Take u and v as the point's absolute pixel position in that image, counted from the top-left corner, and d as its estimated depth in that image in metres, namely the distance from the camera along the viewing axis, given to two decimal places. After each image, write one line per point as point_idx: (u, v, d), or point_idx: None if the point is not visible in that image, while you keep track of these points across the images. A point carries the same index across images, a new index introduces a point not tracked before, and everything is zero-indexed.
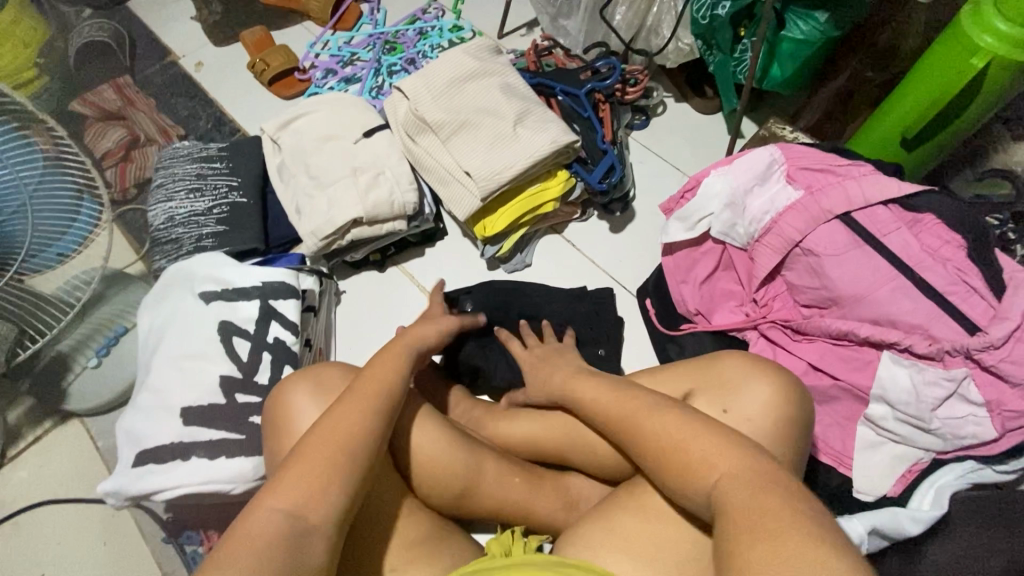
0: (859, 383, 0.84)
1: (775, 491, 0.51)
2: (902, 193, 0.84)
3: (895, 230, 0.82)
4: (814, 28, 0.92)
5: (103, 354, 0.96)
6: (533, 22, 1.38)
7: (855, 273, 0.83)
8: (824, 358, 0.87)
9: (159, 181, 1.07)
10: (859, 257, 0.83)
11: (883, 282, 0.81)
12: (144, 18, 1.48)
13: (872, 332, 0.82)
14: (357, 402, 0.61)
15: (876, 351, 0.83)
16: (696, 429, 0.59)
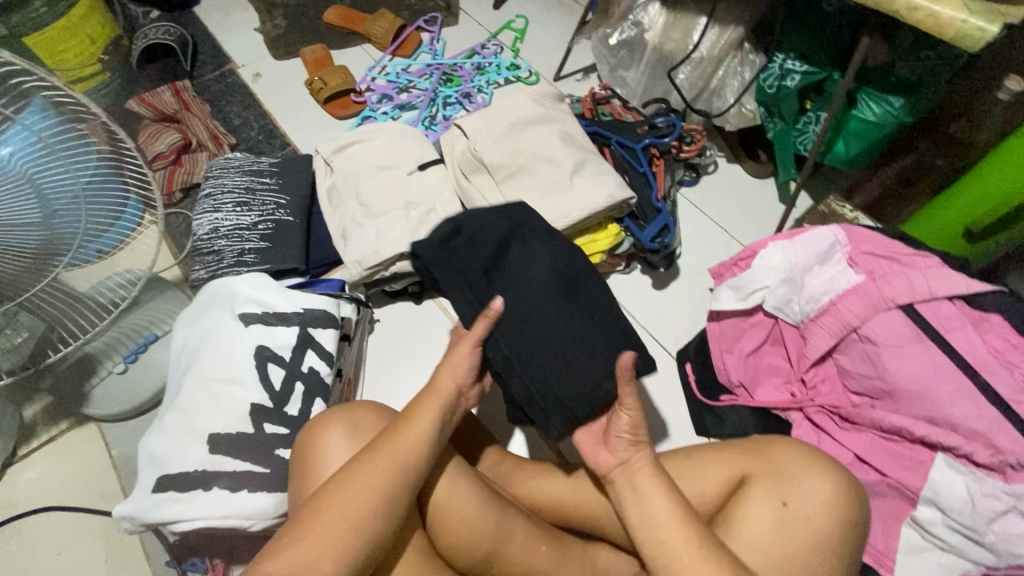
0: (908, 483, 0.80)
1: None
2: (971, 290, 0.80)
3: (960, 327, 0.79)
4: (887, 112, 0.91)
5: (130, 361, 0.95)
6: (589, 68, 1.39)
7: (913, 367, 0.79)
8: (871, 451, 0.84)
9: (208, 191, 1.06)
10: (920, 352, 0.79)
11: (944, 382, 0.78)
12: (209, 24, 1.51)
13: (927, 432, 0.78)
14: (371, 470, 0.63)
15: (929, 452, 0.80)
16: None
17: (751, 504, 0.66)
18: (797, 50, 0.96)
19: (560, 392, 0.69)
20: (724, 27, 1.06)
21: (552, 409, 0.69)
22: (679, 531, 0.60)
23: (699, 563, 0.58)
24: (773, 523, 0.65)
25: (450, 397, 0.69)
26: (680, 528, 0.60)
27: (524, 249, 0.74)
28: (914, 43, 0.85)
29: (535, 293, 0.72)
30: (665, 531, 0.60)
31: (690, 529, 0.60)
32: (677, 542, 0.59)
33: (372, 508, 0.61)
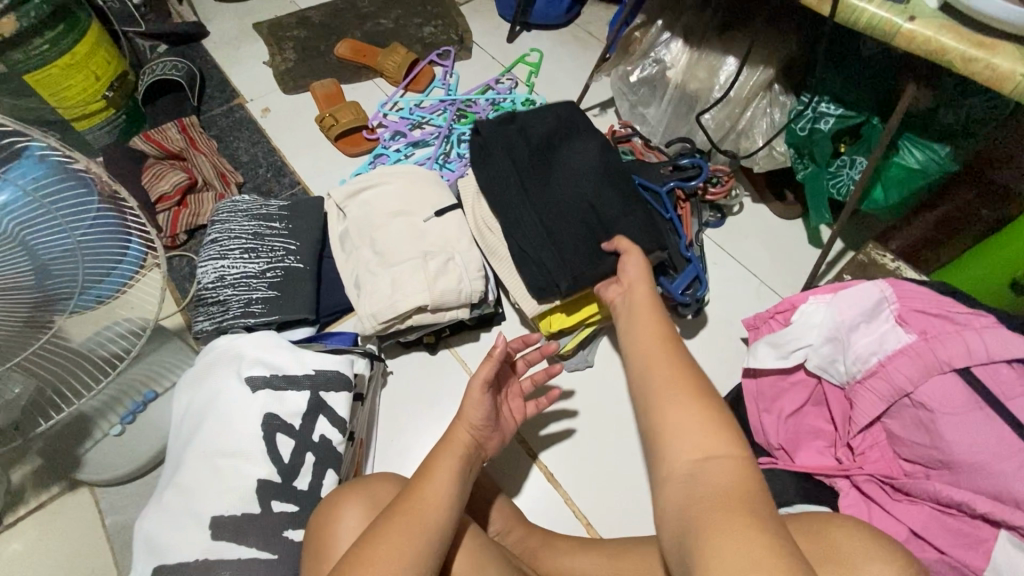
0: (970, 563, 0.72)
1: (722, 491, 0.48)
2: None
3: (1023, 394, 0.74)
4: (931, 159, 0.86)
5: (128, 421, 0.89)
6: (608, 103, 1.34)
7: (976, 439, 0.73)
8: (928, 526, 0.76)
9: (214, 236, 1.01)
10: (981, 420, 0.73)
11: (1010, 455, 0.71)
12: (217, 58, 1.48)
13: (992, 509, 0.71)
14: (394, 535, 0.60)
15: (992, 529, 0.72)
16: (672, 422, 0.54)
17: None
18: (832, 93, 0.92)
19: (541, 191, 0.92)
20: (753, 68, 1.02)
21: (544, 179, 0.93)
22: (660, 350, 0.61)
23: (674, 383, 0.57)
24: None
25: (468, 450, 0.71)
26: (665, 358, 0.59)
27: (559, 151, 0.96)
28: (958, 90, 0.81)
29: (553, 187, 0.93)
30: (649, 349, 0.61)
31: (676, 357, 0.60)
32: (661, 361, 0.59)
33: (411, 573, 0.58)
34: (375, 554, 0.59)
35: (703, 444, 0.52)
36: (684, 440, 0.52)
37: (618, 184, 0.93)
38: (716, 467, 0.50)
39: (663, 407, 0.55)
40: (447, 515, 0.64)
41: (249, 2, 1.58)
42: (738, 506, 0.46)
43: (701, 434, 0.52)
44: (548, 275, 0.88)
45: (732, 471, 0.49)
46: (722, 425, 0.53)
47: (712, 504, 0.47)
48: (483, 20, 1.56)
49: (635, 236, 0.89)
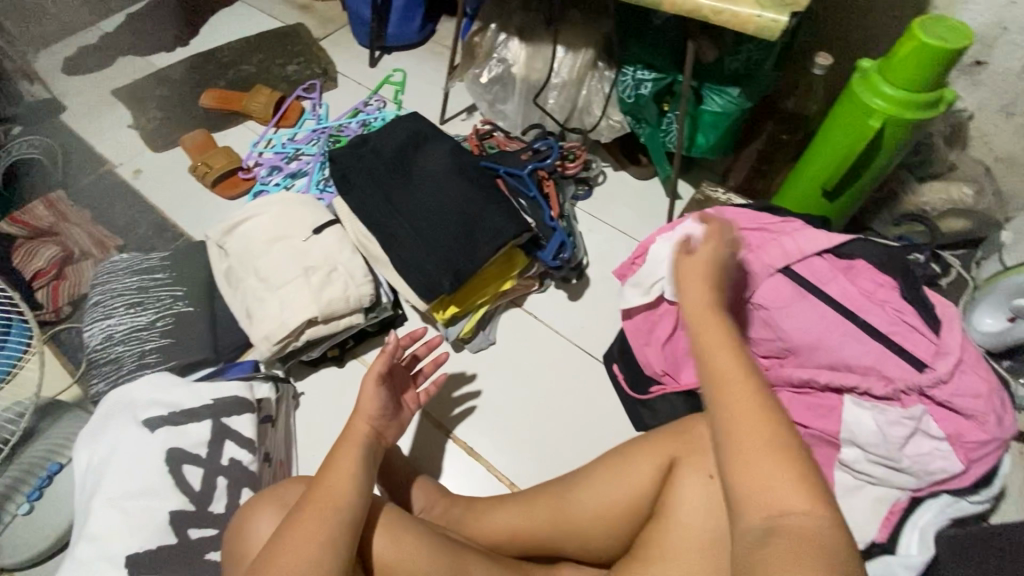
0: (828, 429, 0.83)
1: (805, 563, 0.43)
2: (833, 244, 0.89)
3: (832, 278, 0.87)
4: (728, 102, 1.01)
5: (35, 498, 0.87)
6: (471, 106, 1.45)
7: (809, 319, 0.85)
8: (791, 407, 0.87)
9: (96, 298, 1.01)
10: (806, 307, 0.86)
11: (833, 330, 0.84)
12: (77, 129, 1.45)
13: (831, 378, 0.84)
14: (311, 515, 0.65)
15: (837, 396, 0.84)
16: (755, 467, 0.48)
17: (682, 483, 0.67)
18: (644, 61, 1.05)
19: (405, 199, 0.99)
20: (576, 52, 1.15)
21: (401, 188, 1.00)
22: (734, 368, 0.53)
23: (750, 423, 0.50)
24: (704, 495, 0.66)
25: (370, 441, 0.76)
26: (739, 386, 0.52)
27: (413, 157, 1.02)
28: (734, 40, 0.96)
29: (414, 192, 0.99)
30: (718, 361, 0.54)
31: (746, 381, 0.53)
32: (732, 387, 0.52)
33: (321, 560, 0.61)
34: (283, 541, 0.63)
35: (790, 500, 0.47)
36: (762, 488, 0.48)
37: (472, 177, 1.01)
38: (796, 526, 0.45)
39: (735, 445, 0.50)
40: (353, 498, 0.68)
41: (102, 70, 1.57)
42: (821, 565, 0.43)
43: (780, 488, 0.47)
44: (430, 279, 0.94)
45: (814, 532, 0.45)
46: (811, 475, 0.48)
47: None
48: (343, 51, 1.63)
49: (495, 225, 0.96)
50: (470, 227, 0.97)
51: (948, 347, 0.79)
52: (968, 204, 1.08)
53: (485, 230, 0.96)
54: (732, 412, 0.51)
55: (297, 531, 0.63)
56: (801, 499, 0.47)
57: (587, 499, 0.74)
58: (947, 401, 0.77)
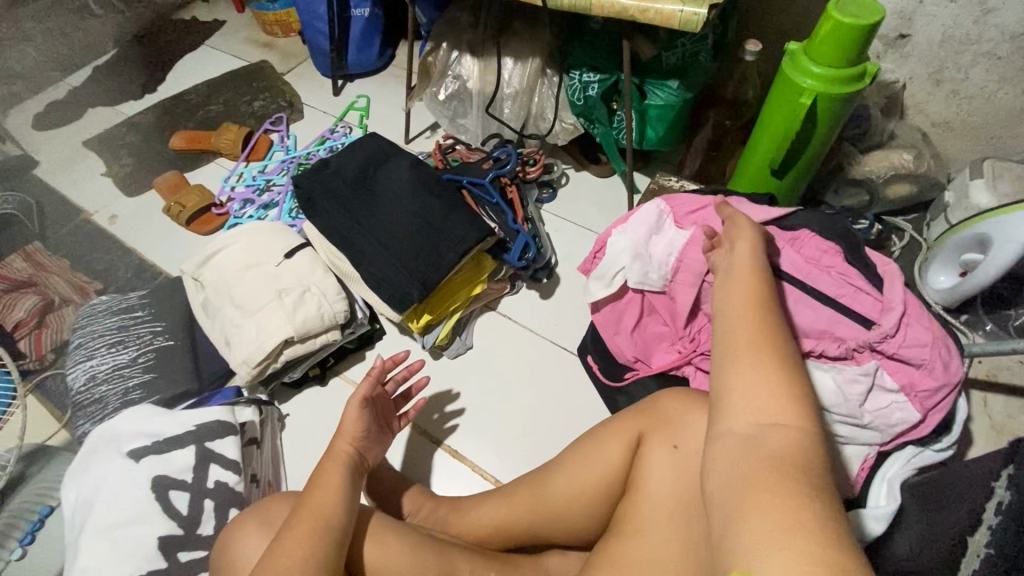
0: None
1: (779, 465, 0.45)
2: (774, 217, 0.91)
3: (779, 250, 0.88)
4: (670, 94, 1.05)
5: (28, 542, 0.89)
6: (434, 124, 1.49)
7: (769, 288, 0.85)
8: None
9: (77, 342, 1.04)
10: None
11: (785, 297, 0.85)
12: (51, 182, 1.49)
13: None
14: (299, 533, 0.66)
15: None
16: (740, 380, 0.51)
17: (651, 456, 0.69)
18: (588, 64, 1.10)
19: (369, 214, 1.02)
20: (524, 61, 1.20)
21: (366, 201, 1.03)
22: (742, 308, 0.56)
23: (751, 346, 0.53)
24: (672, 466, 0.68)
25: (352, 458, 0.77)
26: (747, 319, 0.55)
27: (376, 174, 1.06)
28: (669, 36, 1.01)
29: (379, 207, 1.03)
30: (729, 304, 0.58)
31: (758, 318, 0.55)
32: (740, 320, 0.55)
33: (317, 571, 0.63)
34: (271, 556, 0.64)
35: (774, 412, 0.48)
36: (745, 401, 0.50)
37: (434, 189, 1.05)
38: (779, 435, 0.47)
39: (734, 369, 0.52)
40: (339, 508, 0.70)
41: (73, 122, 1.60)
42: (799, 474, 0.44)
43: (770, 404, 0.49)
44: (400, 289, 0.97)
45: (796, 442, 0.46)
46: (799, 395, 0.49)
47: (769, 473, 0.44)
48: (307, 83, 1.68)
49: (458, 233, 1.00)
50: (434, 237, 1.00)
51: (893, 300, 0.82)
52: (909, 169, 1.13)
53: (448, 239, 1.00)
54: (735, 337, 0.54)
55: (285, 546, 0.65)
56: (784, 413, 0.48)
57: (566, 484, 0.77)
58: (899, 354, 0.80)
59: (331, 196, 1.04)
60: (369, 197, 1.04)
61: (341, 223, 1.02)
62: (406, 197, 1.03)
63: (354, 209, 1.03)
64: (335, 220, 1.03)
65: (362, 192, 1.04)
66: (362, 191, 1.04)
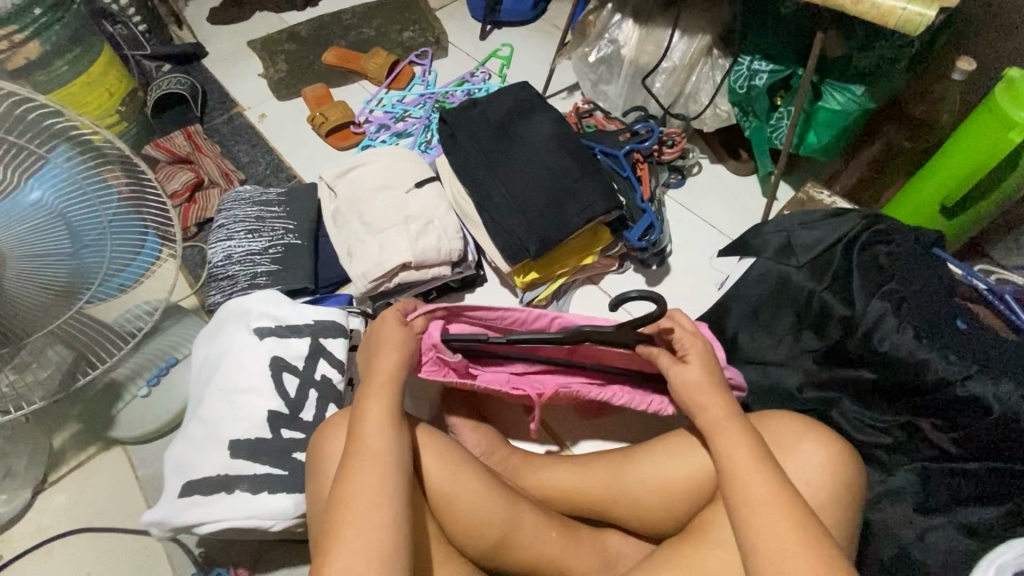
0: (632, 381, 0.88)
1: None
2: (925, 249, 0.88)
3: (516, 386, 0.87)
4: (851, 100, 0.97)
5: (153, 384, 1.00)
6: (573, 86, 1.46)
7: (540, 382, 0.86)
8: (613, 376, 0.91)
9: (221, 222, 1.13)
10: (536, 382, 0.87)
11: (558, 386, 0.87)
12: (216, 73, 1.62)
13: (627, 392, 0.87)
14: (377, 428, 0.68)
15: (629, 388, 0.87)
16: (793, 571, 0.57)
17: None
18: (762, 51, 1.03)
19: (502, 163, 1.03)
20: (692, 37, 1.14)
21: (502, 149, 1.04)
22: (750, 466, 0.63)
23: (781, 510, 0.60)
24: None
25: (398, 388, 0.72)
26: (761, 476, 0.62)
27: (519, 124, 1.06)
28: (867, 35, 0.91)
29: (515, 157, 1.03)
30: (735, 450, 0.65)
31: (767, 471, 0.63)
32: (756, 476, 0.62)
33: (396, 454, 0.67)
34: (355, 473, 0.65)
35: None
36: None
37: (572, 150, 1.03)
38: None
39: (757, 520, 0.60)
40: (391, 445, 0.68)
41: (242, 22, 1.72)
42: None
43: None
44: (518, 241, 0.98)
45: None
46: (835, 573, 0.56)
47: None
48: (457, 21, 1.69)
49: (588, 200, 0.99)
50: (562, 198, 0.99)
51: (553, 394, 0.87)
52: None
53: (575, 202, 0.99)
54: (770, 526, 0.59)
55: (367, 470, 0.65)
56: None
57: (648, 472, 0.77)
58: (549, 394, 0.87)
59: (468, 138, 1.05)
60: (510, 144, 1.04)
61: (475, 165, 1.04)
62: (543, 152, 1.03)
63: (490, 153, 1.04)
64: (470, 160, 1.04)
65: (499, 138, 1.05)
66: (502, 137, 1.05)
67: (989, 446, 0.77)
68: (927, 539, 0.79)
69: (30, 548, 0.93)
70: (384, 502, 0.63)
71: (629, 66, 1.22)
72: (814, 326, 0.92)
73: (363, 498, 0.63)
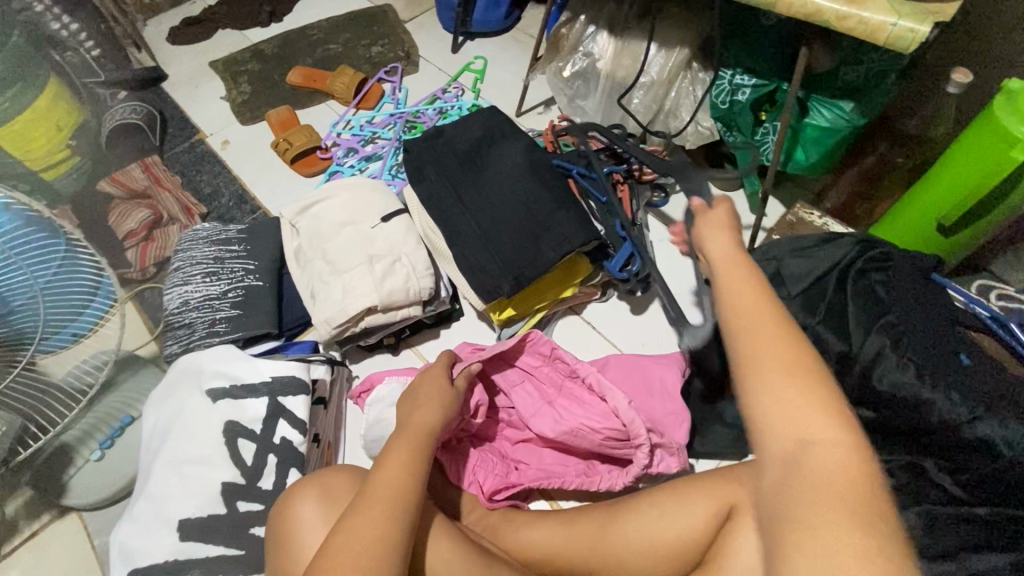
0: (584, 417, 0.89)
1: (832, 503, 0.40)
2: (923, 275, 0.82)
3: (515, 472, 0.91)
4: (839, 116, 0.91)
5: (107, 446, 0.94)
6: (550, 100, 1.40)
7: (534, 470, 0.91)
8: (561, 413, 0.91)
9: (177, 264, 1.06)
10: (530, 461, 0.93)
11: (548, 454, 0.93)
12: (177, 98, 1.55)
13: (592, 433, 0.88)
14: (386, 473, 0.66)
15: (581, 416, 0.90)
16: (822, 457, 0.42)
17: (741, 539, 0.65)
18: (744, 65, 0.97)
19: (471, 194, 0.97)
20: (669, 50, 1.08)
21: (471, 179, 0.98)
22: (759, 314, 0.48)
23: (847, 490, 0.41)
24: None
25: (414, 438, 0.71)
26: (837, 437, 0.43)
27: (491, 151, 1.00)
28: (855, 47, 0.85)
29: (486, 187, 0.97)
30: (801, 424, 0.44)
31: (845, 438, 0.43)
32: (826, 440, 0.43)
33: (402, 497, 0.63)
34: (355, 523, 0.60)
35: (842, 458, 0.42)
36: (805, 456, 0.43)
37: (547, 179, 0.97)
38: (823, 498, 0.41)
39: (806, 525, 0.40)
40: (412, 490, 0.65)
41: (203, 42, 1.65)
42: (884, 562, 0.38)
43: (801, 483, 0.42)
44: (492, 279, 0.92)
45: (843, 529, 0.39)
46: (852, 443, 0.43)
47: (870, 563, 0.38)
48: (428, 34, 1.62)
49: (565, 233, 0.92)
50: (537, 230, 0.93)
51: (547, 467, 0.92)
52: None
53: (552, 234, 0.92)
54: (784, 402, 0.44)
55: (364, 512, 0.61)
56: (828, 430, 0.44)
57: (636, 531, 0.73)
58: (547, 467, 0.92)
59: (435, 167, 0.99)
60: (480, 174, 0.98)
61: (444, 197, 0.97)
62: (515, 180, 0.96)
63: (459, 185, 0.97)
64: (439, 192, 0.98)
65: (467, 167, 0.98)
66: (470, 167, 0.99)
67: None
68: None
69: None
70: (390, 549, 0.59)
71: (605, 81, 1.16)
72: None
73: (365, 541, 0.59)
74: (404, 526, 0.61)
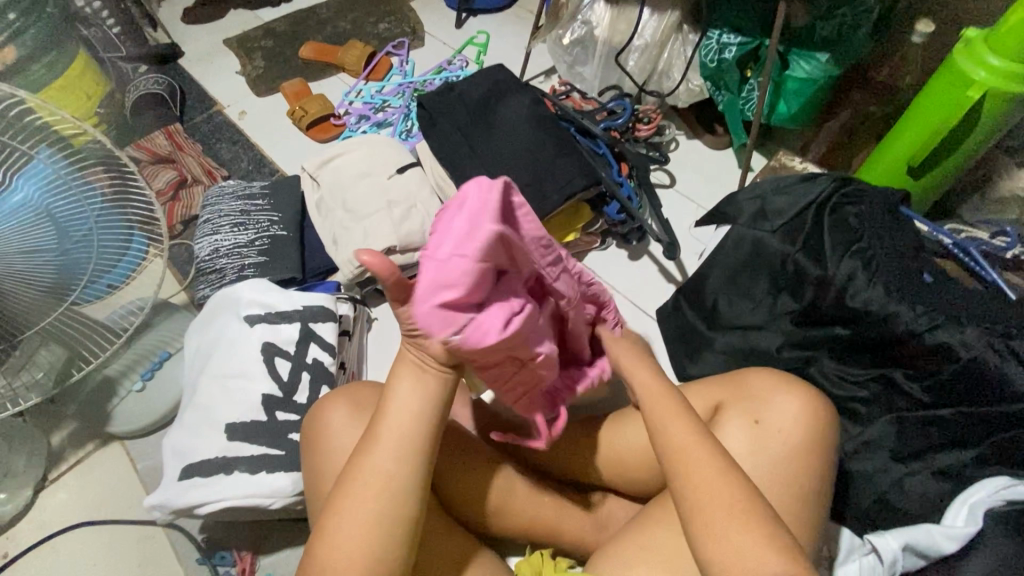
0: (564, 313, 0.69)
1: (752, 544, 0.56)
2: (891, 208, 0.91)
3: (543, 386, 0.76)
4: (816, 67, 1.00)
5: (147, 378, 1.02)
6: (550, 69, 1.48)
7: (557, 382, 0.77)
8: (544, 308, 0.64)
9: (206, 217, 1.14)
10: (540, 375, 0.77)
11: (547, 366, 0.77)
12: (194, 72, 1.62)
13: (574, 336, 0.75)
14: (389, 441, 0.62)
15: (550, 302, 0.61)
16: (719, 511, 0.58)
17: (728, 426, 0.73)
18: (732, 25, 1.06)
19: (481, 145, 1.05)
20: (661, 13, 1.16)
21: (481, 131, 1.06)
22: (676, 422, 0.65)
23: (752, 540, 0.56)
24: (752, 438, 0.71)
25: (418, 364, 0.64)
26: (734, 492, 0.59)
27: (498, 106, 1.08)
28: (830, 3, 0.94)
29: (494, 137, 1.05)
30: (719, 514, 0.58)
31: (749, 528, 0.57)
32: (738, 532, 0.57)
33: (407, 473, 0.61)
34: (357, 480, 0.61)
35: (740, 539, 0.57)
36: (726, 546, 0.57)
37: (550, 130, 1.05)
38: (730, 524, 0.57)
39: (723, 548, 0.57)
40: (413, 466, 0.61)
41: (217, 21, 1.72)
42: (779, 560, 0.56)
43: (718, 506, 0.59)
44: None
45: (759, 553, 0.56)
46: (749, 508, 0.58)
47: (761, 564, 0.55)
48: (432, 11, 1.70)
49: (568, 177, 1.01)
50: (542, 175, 1.01)
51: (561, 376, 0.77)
52: None
53: (555, 179, 1.01)
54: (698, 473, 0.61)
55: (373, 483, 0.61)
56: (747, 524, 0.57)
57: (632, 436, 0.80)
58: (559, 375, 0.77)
59: (448, 119, 1.08)
60: (489, 127, 1.06)
61: (456, 148, 1.06)
62: (521, 131, 1.05)
63: (469, 137, 1.06)
64: (452, 143, 1.06)
65: (477, 119, 1.07)
66: (479, 121, 1.07)
67: (957, 391, 0.79)
68: (905, 485, 0.83)
69: (32, 544, 0.94)
70: (385, 522, 0.60)
71: (603, 45, 1.24)
72: (790, 289, 0.95)
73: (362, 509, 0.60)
74: (401, 506, 0.60)
